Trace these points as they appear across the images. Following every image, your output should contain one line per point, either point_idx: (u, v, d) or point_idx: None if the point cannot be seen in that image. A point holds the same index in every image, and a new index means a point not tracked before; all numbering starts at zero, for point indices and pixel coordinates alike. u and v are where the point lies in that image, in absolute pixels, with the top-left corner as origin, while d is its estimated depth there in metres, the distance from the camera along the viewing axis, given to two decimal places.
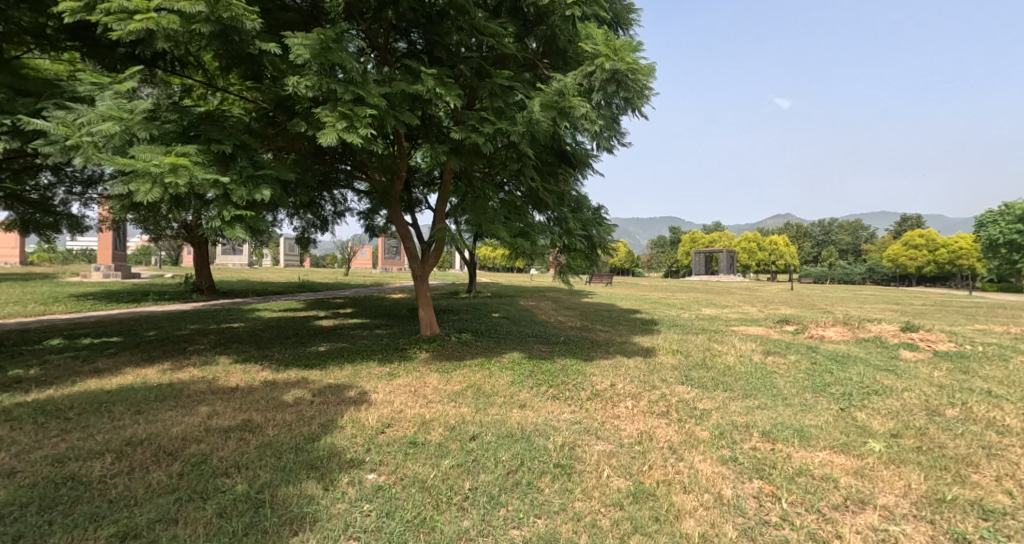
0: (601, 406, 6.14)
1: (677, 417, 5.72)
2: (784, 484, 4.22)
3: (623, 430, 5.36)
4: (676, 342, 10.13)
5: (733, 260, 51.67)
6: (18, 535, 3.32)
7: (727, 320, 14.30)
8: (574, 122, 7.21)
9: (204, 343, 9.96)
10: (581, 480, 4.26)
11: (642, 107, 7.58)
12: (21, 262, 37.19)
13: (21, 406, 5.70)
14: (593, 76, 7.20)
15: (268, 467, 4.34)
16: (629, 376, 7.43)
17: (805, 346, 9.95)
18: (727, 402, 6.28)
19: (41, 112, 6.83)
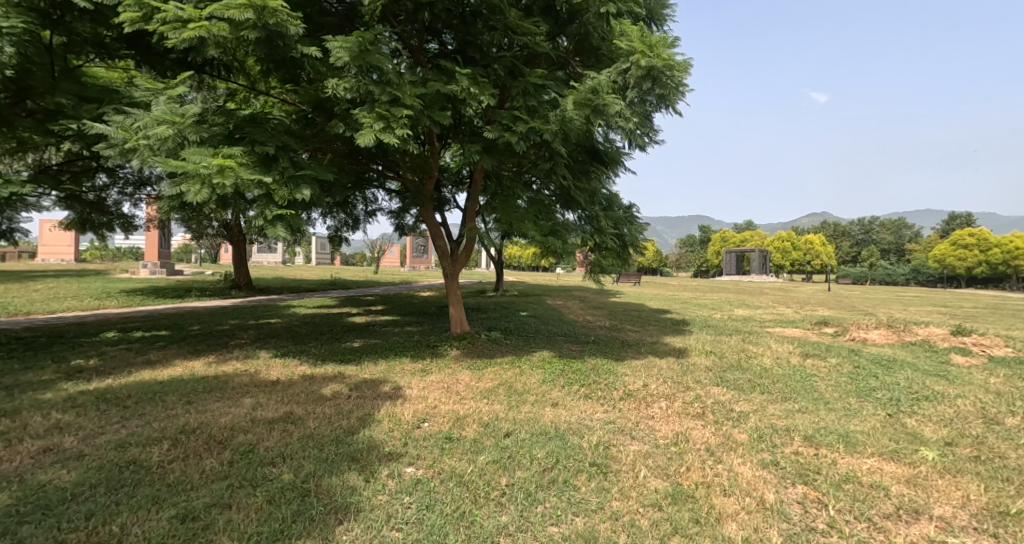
0: (635, 407, 6.12)
1: (714, 420, 5.65)
2: (830, 491, 4.14)
3: (659, 431, 5.33)
4: (710, 343, 9.99)
5: (767, 259, 50.46)
6: (89, 513, 3.53)
7: (762, 321, 14.00)
8: (608, 120, 7.16)
9: (245, 338, 10.31)
10: (617, 479, 4.27)
11: (677, 104, 7.47)
12: (76, 258, 39.13)
13: (84, 394, 6.03)
14: (628, 74, 7.14)
15: (311, 458, 4.48)
16: (662, 376, 7.37)
17: (847, 349, 9.67)
18: (765, 405, 6.17)
19: (100, 117, 7.18)
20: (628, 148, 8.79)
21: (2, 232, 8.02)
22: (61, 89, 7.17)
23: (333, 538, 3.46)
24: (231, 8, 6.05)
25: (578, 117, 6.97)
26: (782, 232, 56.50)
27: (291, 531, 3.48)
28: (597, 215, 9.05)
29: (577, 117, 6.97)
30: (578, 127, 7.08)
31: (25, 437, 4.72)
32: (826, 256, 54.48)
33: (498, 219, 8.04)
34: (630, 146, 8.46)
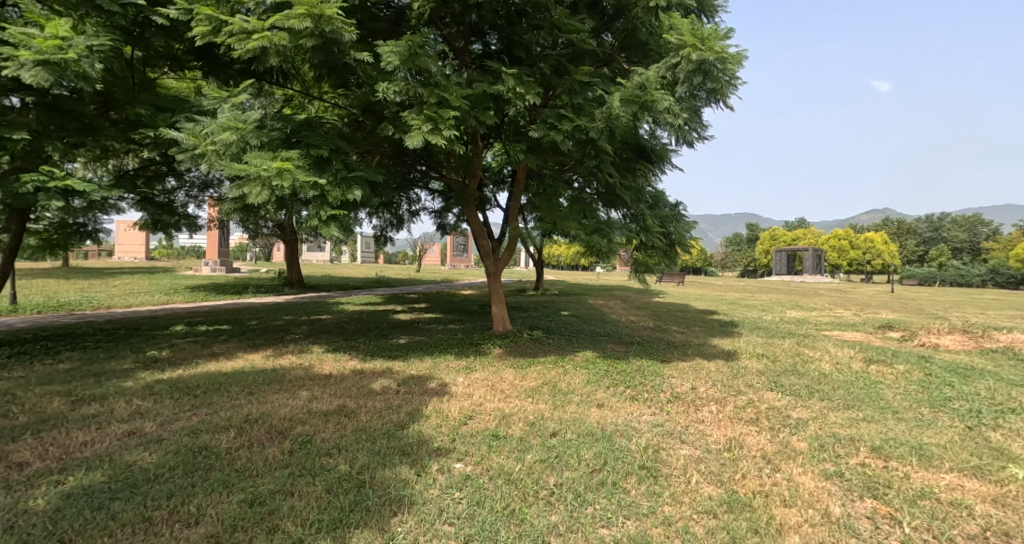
0: (684, 410, 6.07)
1: (770, 426, 5.54)
2: (905, 507, 4.00)
3: (710, 435, 5.27)
4: (761, 346, 9.75)
5: (822, 260, 48.46)
6: (170, 493, 3.80)
7: (818, 324, 13.52)
8: (656, 117, 7.05)
9: (299, 333, 10.75)
10: (668, 484, 4.27)
11: (729, 98, 7.30)
12: (144, 256, 41.58)
13: (159, 383, 6.46)
14: (678, 68, 7.03)
15: (365, 450, 4.67)
16: (711, 379, 7.27)
17: (916, 355, 9.23)
18: (826, 412, 5.99)
19: (173, 125, 7.67)
20: (675, 145, 8.64)
21: (88, 232, 8.67)
22: (139, 99, 7.70)
23: (388, 528, 3.60)
24: (291, 17, 6.34)
25: (625, 114, 6.92)
26: (840, 231, 54.13)
27: (349, 519, 3.64)
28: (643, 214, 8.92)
29: (624, 115, 6.93)
30: (626, 123, 7.01)
31: (111, 421, 5.12)
32: (889, 256, 51.85)
33: (541, 219, 8.06)
34: (678, 143, 8.31)
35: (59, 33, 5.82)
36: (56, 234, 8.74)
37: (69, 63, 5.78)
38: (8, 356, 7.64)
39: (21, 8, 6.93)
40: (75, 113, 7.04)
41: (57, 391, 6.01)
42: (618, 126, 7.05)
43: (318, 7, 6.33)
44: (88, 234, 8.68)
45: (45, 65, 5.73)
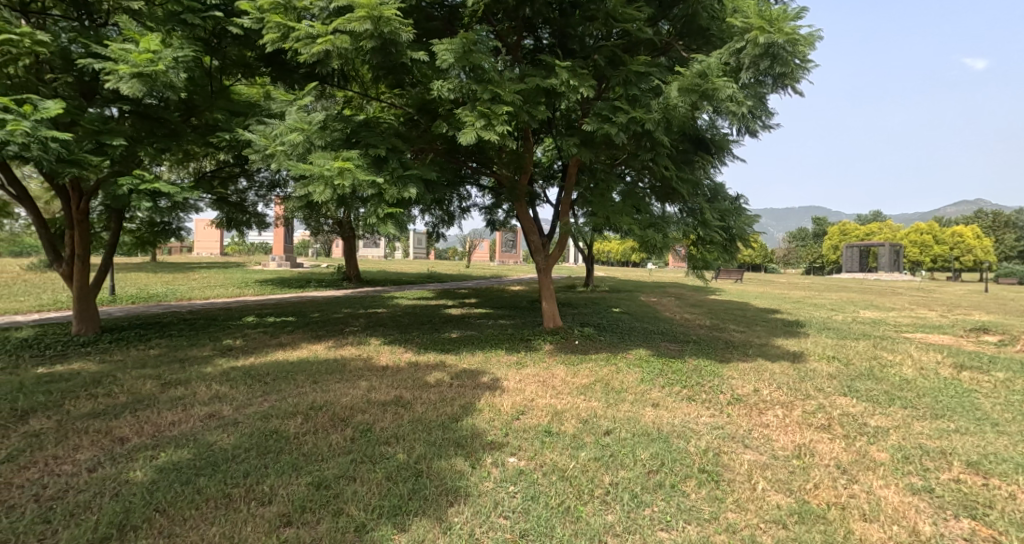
0: (746, 412, 5.94)
1: (844, 433, 5.35)
2: (1009, 530, 3.78)
3: (777, 441, 5.14)
4: (830, 348, 9.36)
5: (898, 257, 45.62)
6: (247, 472, 4.10)
7: (899, 325, 12.78)
8: (717, 106, 6.85)
9: (357, 325, 11.18)
10: (731, 489, 4.21)
11: (799, 83, 6.96)
12: (218, 252, 44.19)
13: (234, 370, 6.91)
14: (742, 54, 6.78)
15: (421, 441, 4.85)
16: (774, 381, 7.07)
17: (1015, 362, 8.58)
18: (910, 422, 5.71)
19: (246, 128, 8.19)
20: (736, 135, 8.36)
21: (172, 231, 9.36)
22: (216, 105, 8.26)
23: (446, 518, 3.74)
24: (352, 21, 6.56)
25: (683, 103, 6.78)
26: (919, 226, 50.83)
27: (408, 507, 3.80)
28: (700, 207, 8.60)
29: (682, 104, 6.79)
30: (684, 114, 6.87)
31: (194, 403, 5.53)
32: (976, 253, 48.21)
33: (593, 213, 8.04)
34: (740, 132, 8.02)
35: (150, 47, 6.33)
36: (146, 232, 9.49)
37: (159, 74, 6.28)
38: (107, 342, 8.38)
39: (117, 25, 7.59)
40: (162, 120, 7.65)
41: (149, 374, 6.56)
42: (676, 117, 6.91)
43: (377, 9, 6.54)
44: (173, 232, 9.38)
45: (138, 77, 6.25)
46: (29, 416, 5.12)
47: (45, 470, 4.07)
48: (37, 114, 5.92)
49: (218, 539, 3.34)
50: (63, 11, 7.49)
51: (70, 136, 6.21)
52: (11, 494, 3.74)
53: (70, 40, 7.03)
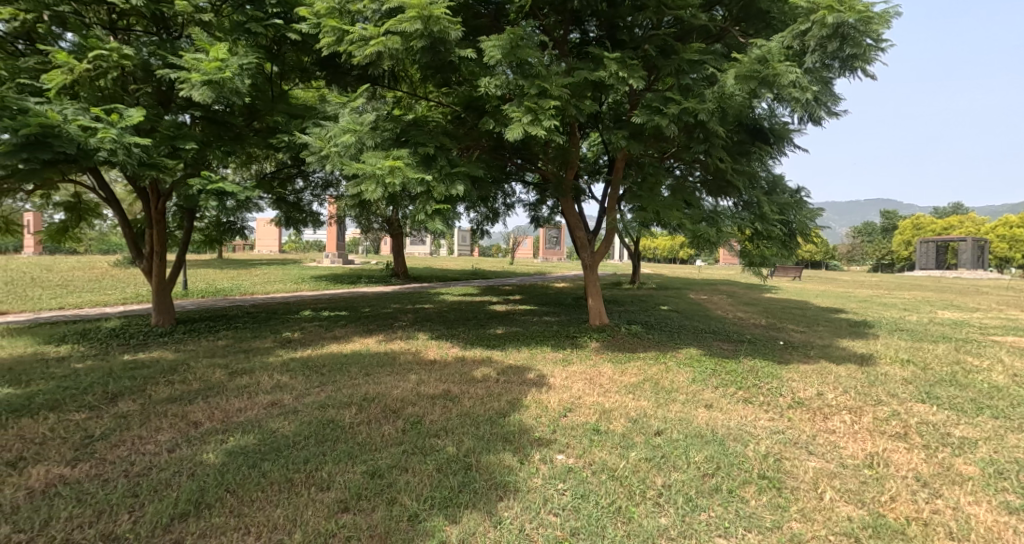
0: (810, 417, 5.73)
1: (924, 444, 5.07)
2: None
3: (845, 449, 4.94)
4: (903, 351, 8.88)
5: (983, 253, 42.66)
6: (307, 459, 4.27)
7: (983, 327, 11.97)
8: (779, 93, 6.56)
9: (406, 320, 11.43)
10: (795, 497, 4.07)
11: (869, 66, 6.56)
12: (276, 249, 46.03)
13: (292, 361, 7.20)
14: (807, 36, 6.45)
15: (470, 434, 4.92)
16: (840, 385, 6.78)
17: None
18: (1002, 433, 5.35)
19: (303, 130, 8.51)
20: (797, 124, 8.01)
21: (236, 229, 9.83)
22: (276, 109, 8.61)
23: (496, 512, 3.78)
24: (403, 21, 6.67)
25: (740, 92, 6.53)
26: (999, 222, 47.44)
27: (459, 499, 3.87)
28: (757, 200, 8.24)
29: (739, 92, 6.54)
30: (742, 103, 6.63)
31: (258, 392, 5.81)
32: None
33: (642, 209, 7.90)
34: (802, 120, 7.68)
35: (218, 55, 6.65)
36: (213, 230, 10.00)
37: (226, 81, 6.61)
38: (181, 333, 8.90)
39: (190, 37, 8.02)
40: (229, 124, 8.08)
41: (217, 363, 6.93)
42: (732, 107, 6.67)
43: (427, 8, 6.63)
44: (237, 231, 9.89)
45: (208, 84, 6.59)
46: (117, 399, 5.51)
47: (132, 449, 4.37)
48: (121, 121, 6.32)
49: (283, 521, 3.49)
50: (145, 27, 7.98)
51: (150, 142, 6.63)
52: (104, 469, 4.04)
53: (151, 54, 7.49)
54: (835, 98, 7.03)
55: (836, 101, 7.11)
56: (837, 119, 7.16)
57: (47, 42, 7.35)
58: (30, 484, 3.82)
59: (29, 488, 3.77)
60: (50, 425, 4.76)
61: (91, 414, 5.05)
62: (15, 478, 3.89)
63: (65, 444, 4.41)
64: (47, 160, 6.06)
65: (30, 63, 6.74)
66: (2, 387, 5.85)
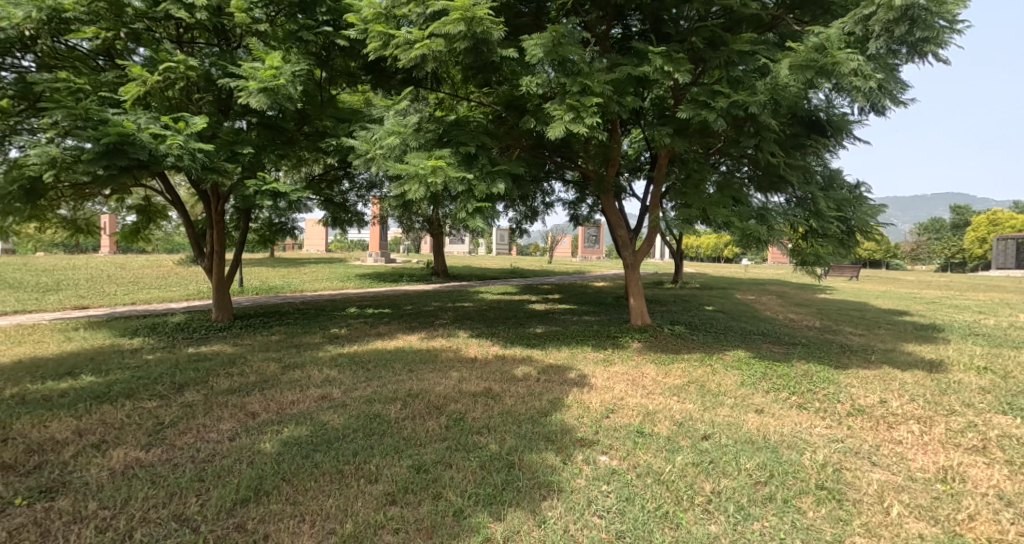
0: (872, 426, 5.47)
1: (1005, 459, 4.76)
2: None
3: (914, 461, 4.70)
4: (975, 357, 8.38)
5: None
6: (356, 451, 4.37)
7: None
8: (838, 82, 6.26)
9: (446, 318, 11.56)
10: (857, 511, 3.90)
11: (940, 51, 6.16)
12: (322, 248, 47.42)
13: (339, 356, 7.38)
14: (871, 20, 6.13)
15: (512, 433, 4.93)
16: (905, 393, 6.45)
17: None
18: None
19: (350, 133, 8.72)
20: (858, 114, 7.65)
21: (285, 229, 10.17)
22: (325, 113, 8.86)
23: (539, 511, 3.77)
24: (446, 23, 6.72)
25: (795, 82, 6.29)
26: None
27: (503, 497, 3.88)
28: (812, 196, 7.88)
29: (794, 83, 6.29)
30: (797, 94, 6.39)
31: (309, 385, 5.99)
32: None
33: (687, 206, 7.73)
34: (863, 110, 7.33)
35: (273, 64, 6.89)
36: (265, 230, 10.37)
37: (280, 88, 6.85)
38: (238, 328, 9.26)
39: (247, 48, 8.34)
40: (281, 129, 8.37)
41: (271, 356, 7.20)
42: (786, 98, 6.44)
43: (471, 9, 6.65)
44: (288, 231, 10.24)
45: (264, 91, 6.85)
46: (183, 389, 5.78)
47: (198, 436, 4.56)
48: (186, 128, 6.63)
49: (335, 511, 3.58)
50: (206, 38, 8.33)
51: (212, 148, 6.94)
52: (174, 454, 4.24)
53: (212, 64, 7.82)
54: (900, 85, 6.67)
55: (902, 89, 6.73)
56: (903, 108, 6.78)
57: (123, 58, 7.81)
58: (111, 465, 4.05)
59: (111, 469, 3.99)
60: (126, 412, 5.03)
61: (161, 403, 5.31)
62: (98, 459, 4.13)
63: (140, 430, 4.64)
64: (123, 167, 6.45)
65: (108, 77, 7.17)
66: (84, 376, 6.22)
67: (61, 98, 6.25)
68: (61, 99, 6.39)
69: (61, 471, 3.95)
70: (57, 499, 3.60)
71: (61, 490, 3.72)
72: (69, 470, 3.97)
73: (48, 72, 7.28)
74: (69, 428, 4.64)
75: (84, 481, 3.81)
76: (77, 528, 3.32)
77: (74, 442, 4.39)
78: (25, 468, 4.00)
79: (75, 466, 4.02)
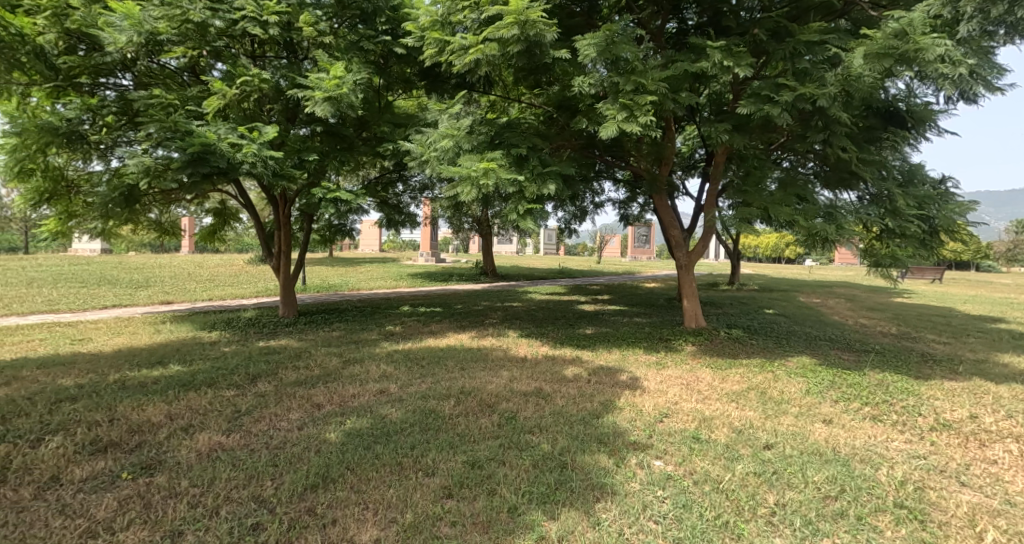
0: (959, 443, 5.12)
1: None
2: None
3: (1010, 484, 4.36)
4: None
5: None
6: (414, 445, 4.47)
7: None
8: (921, 70, 5.89)
9: (495, 317, 11.64)
10: (942, 533, 3.67)
11: None
12: (376, 248, 48.82)
13: (394, 353, 7.57)
14: (959, 3, 5.72)
15: (564, 434, 4.90)
16: (994, 408, 6.01)
17: None
18: None
19: (406, 136, 8.93)
20: (943, 103, 7.18)
21: (343, 230, 10.52)
22: (383, 119, 9.12)
23: (594, 512, 3.74)
24: (501, 28, 6.77)
25: (870, 72, 5.97)
26: None
27: (557, 496, 3.87)
28: (887, 193, 7.43)
29: (869, 73, 5.98)
30: (872, 84, 6.07)
31: (368, 380, 6.18)
32: None
33: (746, 206, 7.47)
34: (951, 98, 6.88)
35: (337, 73, 7.15)
36: (325, 231, 10.75)
37: (343, 96, 7.10)
38: (301, 324, 9.66)
39: (313, 59, 8.66)
40: (341, 134, 8.66)
41: (333, 351, 7.47)
42: (860, 89, 6.13)
43: (524, 12, 6.66)
44: (346, 232, 10.57)
45: (328, 100, 7.12)
46: (256, 380, 6.07)
47: (271, 424, 4.79)
48: (257, 137, 6.99)
49: (395, 500, 3.67)
50: (276, 52, 8.73)
51: (282, 154, 7.29)
52: (251, 440, 4.46)
53: (281, 75, 8.18)
54: (994, 70, 6.19)
55: (997, 74, 6.25)
56: (998, 95, 6.30)
57: (205, 73, 8.32)
58: (198, 447, 4.30)
59: (197, 450, 4.25)
60: (208, 399, 5.34)
61: (237, 392, 5.61)
62: (187, 441, 4.39)
63: (221, 416, 4.91)
64: (205, 174, 6.88)
65: (192, 91, 7.64)
66: (171, 364, 6.66)
67: (153, 112, 6.70)
68: (154, 112, 6.88)
69: (157, 451, 4.24)
70: (155, 475, 3.87)
71: (158, 467, 3.99)
72: (164, 450, 4.25)
73: (143, 88, 7.86)
74: (161, 411, 4.97)
75: (177, 461, 4.07)
76: (173, 502, 3.55)
77: (167, 425, 4.70)
78: (128, 446, 4.32)
79: (168, 447, 4.30)
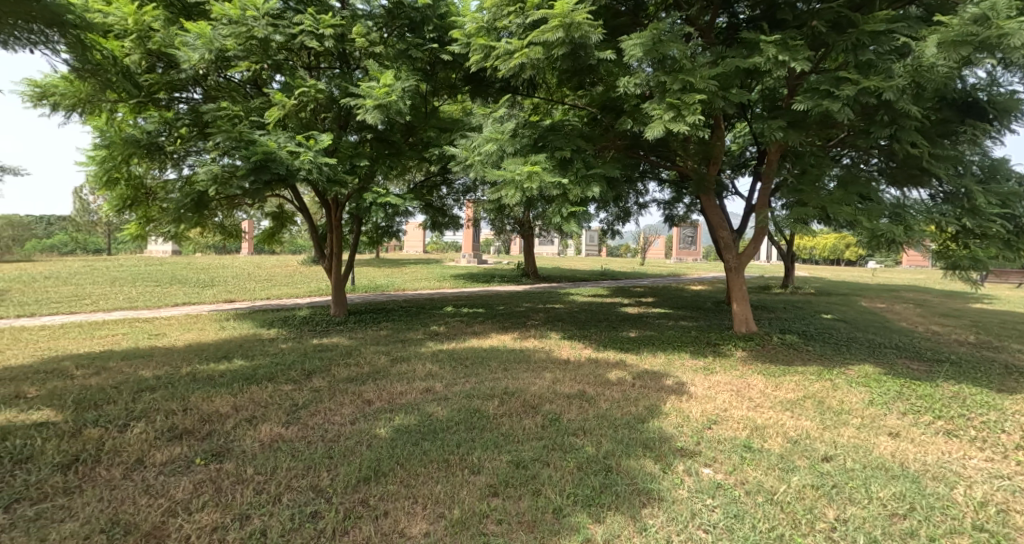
0: None
1: None
2: None
3: None
4: None
5: None
6: (460, 443, 4.58)
7: None
8: (1005, 56, 5.64)
9: (537, 320, 11.67)
10: None
11: None
12: (421, 250, 49.73)
13: (439, 353, 7.72)
14: None
15: (609, 437, 4.91)
16: None
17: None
18: None
19: (451, 141, 9.08)
20: None
21: (388, 231, 10.79)
22: (429, 123, 9.32)
23: (640, 518, 3.74)
24: (545, 31, 6.81)
25: (944, 61, 5.70)
26: None
27: (602, 500, 3.89)
28: (963, 191, 7.05)
29: (942, 63, 5.72)
30: (947, 73, 5.83)
31: (415, 378, 6.34)
32: None
33: (799, 207, 7.25)
34: None
35: (386, 81, 7.38)
36: (371, 233, 11.06)
37: (392, 103, 7.33)
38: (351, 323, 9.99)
39: (365, 68, 8.95)
40: (389, 139, 8.90)
41: (382, 350, 7.69)
42: (933, 79, 5.91)
43: (570, 15, 6.68)
44: (393, 234, 10.87)
45: (379, 107, 7.35)
46: (311, 375, 6.34)
47: (325, 418, 5.00)
48: (313, 145, 7.28)
49: (444, 496, 3.78)
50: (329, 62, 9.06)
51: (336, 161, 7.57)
52: (309, 432, 4.67)
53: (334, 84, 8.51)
54: None
55: None
56: None
57: (265, 84, 8.74)
58: (261, 437, 4.55)
59: (260, 440, 4.49)
60: (269, 392, 5.62)
61: (295, 386, 5.88)
62: (251, 431, 4.65)
63: (280, 410, 5.15)
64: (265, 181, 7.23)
65: (255, 103, 8.05)
66: (235, 359, 7.02)
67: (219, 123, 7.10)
68: (220, 123, 7.30)
69: (225, 439, 4.50)
70: (224, 462, 4.11)
71: (226, 455, 4.25)
72: (231, 439, 4.52)
73: (211, 101, 8.34)
74: (228, 403, 5.26)
75: (242, 449, 4.32)
76: (241, 488, 3.77)
77: (232, 416, 4.98)
78: (199, 434, 4.60)
79: (234, 436, 4.55)
